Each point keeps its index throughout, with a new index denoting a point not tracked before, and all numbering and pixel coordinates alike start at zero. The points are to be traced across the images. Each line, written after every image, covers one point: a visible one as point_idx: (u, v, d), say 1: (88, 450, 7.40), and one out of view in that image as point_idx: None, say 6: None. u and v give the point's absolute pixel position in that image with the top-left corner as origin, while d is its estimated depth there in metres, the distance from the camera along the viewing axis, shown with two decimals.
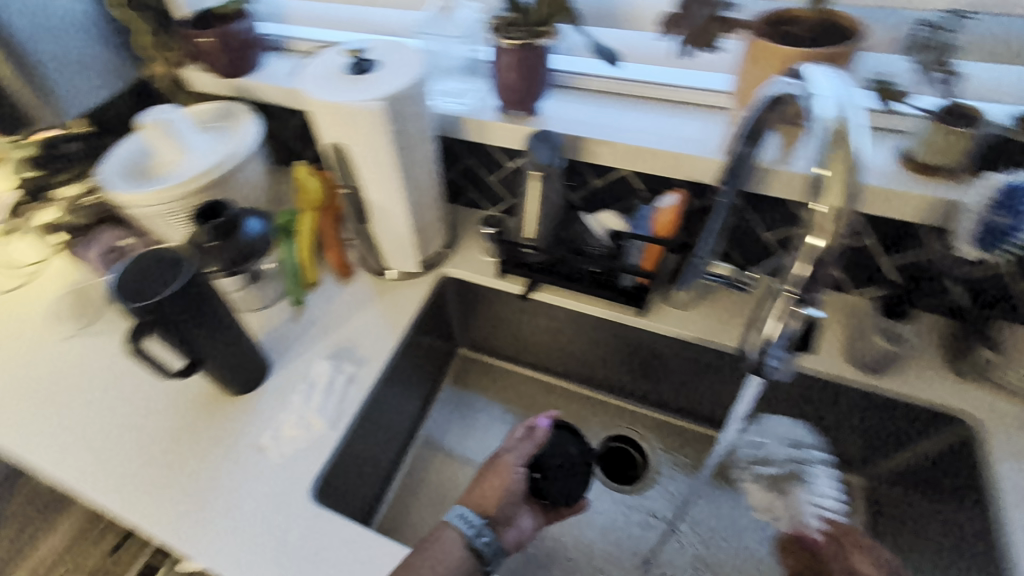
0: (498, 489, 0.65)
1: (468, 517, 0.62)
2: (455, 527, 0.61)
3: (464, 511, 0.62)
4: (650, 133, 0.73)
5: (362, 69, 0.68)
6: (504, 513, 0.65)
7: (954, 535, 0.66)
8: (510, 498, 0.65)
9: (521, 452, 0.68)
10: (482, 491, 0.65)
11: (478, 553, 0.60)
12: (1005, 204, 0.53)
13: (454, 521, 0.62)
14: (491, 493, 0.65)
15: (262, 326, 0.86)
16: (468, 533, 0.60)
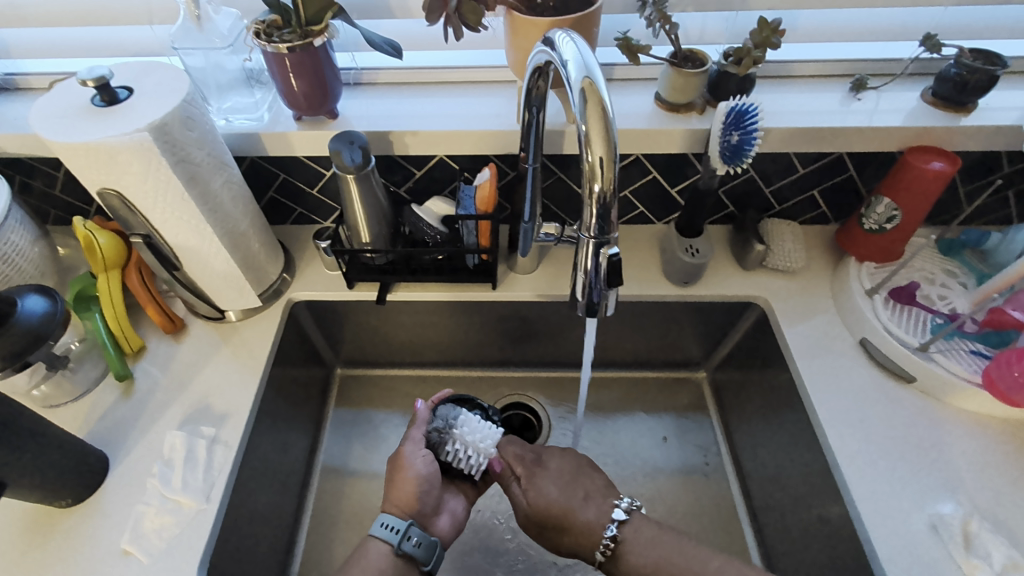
0: (409, 488, 0.67)
1: (388, 524, 0.65)
2: (378, 537, 0.65)
3: (384, 520, 0.65)
4: (451, 115, 0.75)
5: (111, 96, 0.58)
6: (425, 508, 0.68)
7: (774, 393, 0.82)
8: (425, 489, 0.68)
9: (417, 440, 0.70)
10: (397, 493, 0.68)
11: (407, 556, 0.64)
12: (733, 126, 0.66)
13: (377, 532, 0.65)
14: (404, 496, 0.67)
15: (83, 416, 0.73)
16: (393, 540, 0.64)
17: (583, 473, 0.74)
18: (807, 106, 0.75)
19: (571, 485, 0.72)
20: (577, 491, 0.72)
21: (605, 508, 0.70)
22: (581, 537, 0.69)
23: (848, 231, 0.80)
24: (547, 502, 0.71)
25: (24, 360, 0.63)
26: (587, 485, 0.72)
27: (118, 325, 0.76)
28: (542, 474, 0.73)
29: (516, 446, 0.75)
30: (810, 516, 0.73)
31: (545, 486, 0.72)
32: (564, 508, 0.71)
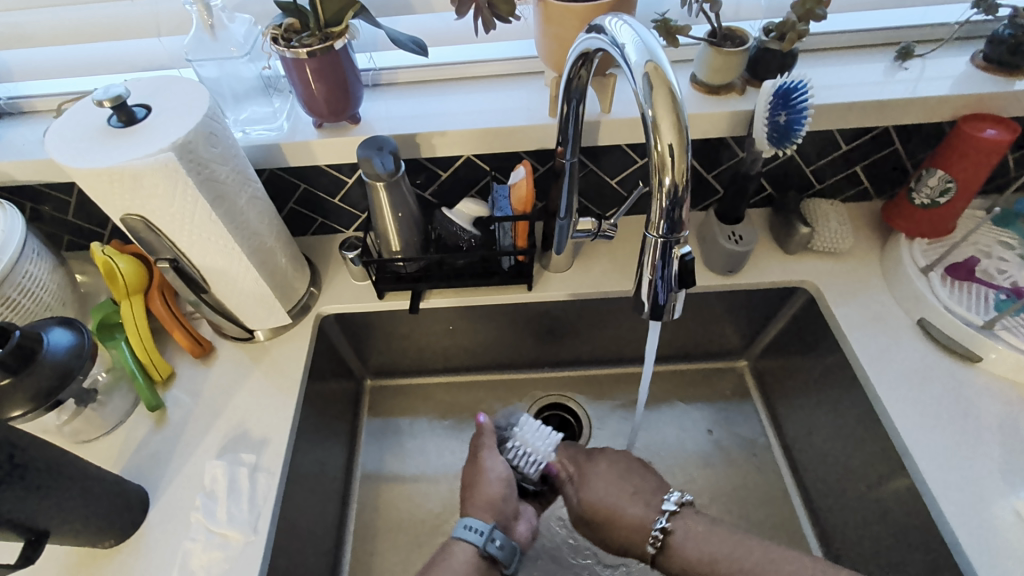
0: (492, 488, 0.68)
1: (475, 526, 0.64)
2: (463, 539, 0.63)
3: (468, 521, 0.64)
4: (479, 112, 0.72)
5: (129, 115, 0.55)
6: (508, 511, 0.68)
7: (827, 379, 0.79)
8: (507, 489, 0.69)
9: (493, 444, 0.72)
10: (479, 495, 0.68)
11: (492, 558, 0.63)
12: (781, 106, 0.63)
13: (462, 534, 0.64)
14: (486, 499, 0.67)
15: (117, 451, 0.70)
16: (480, 541, 0.62)
17: (634, 473, 0.72)
18: (852, 79, 0.72)
19: (619, 483, 0.71)
20: (627, 488, 0.71)
21: (655, 504, 0.69)
22: (631, 533, 0.68)
23: (896, 207, 0.77)
24: (597, 501, 0.70)
25: (55, 400, 0.59)
26: (637, 482, 0.71)
27: (146, 352, 0.73)
28: (593, 473, 0.72)
29: (571, 448, 0.75)
30: (878, 505, 0.71)
31: (595, 482, 0.71)
32: (615, 508, 0.69)
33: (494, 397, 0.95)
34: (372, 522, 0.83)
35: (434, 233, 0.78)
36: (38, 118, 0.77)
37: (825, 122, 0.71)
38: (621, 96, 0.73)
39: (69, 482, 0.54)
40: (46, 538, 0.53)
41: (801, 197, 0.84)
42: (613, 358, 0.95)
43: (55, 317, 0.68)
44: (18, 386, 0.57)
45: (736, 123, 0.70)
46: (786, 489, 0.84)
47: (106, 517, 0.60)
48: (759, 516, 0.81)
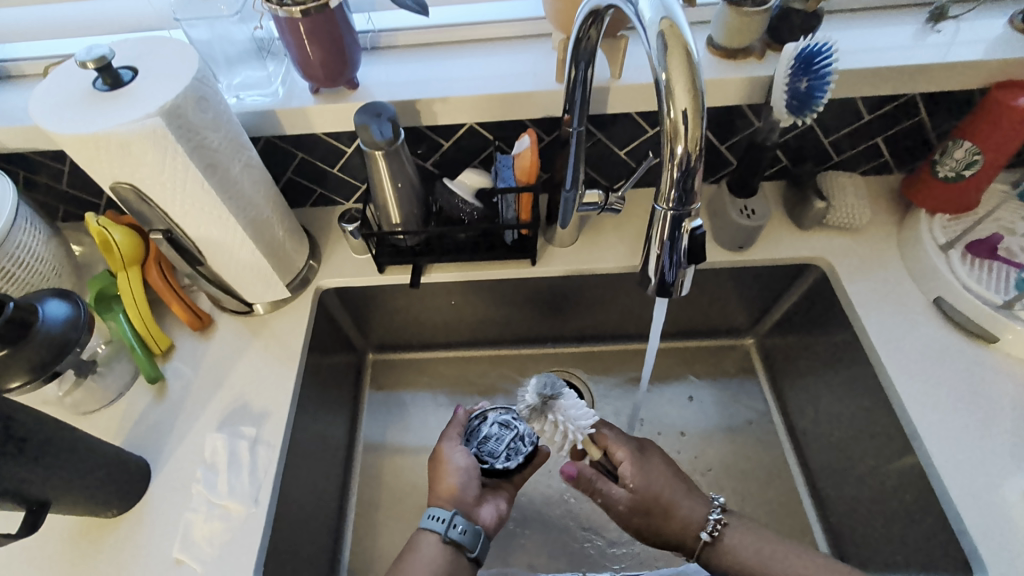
0: (450, 475, 0.66)
1: (437, 514, 0.62)
2: (427, 528, 0.62)
3: (431, 510, 0.62)
4: (482, 76, 0.69)
5: (115, 78, 0.53)
6: (469, 496, 0.65)
7: (836, 357, 0.77)
8: (466, 476, 0.66)
9: (455, 437, 0.70)
10: (438, 483, 0.66)
11: (456, 544, 0.61)
12: (802, 71, 0.60)
13: (427, 524, 0.62)
14: (448, 486, 0.65)
15: (117, 423, 0.70)
16: (441, 528, 0.61)
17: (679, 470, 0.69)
18: (878, 42, 0.68)
19: (675, 477, 0.67)
20: (680, 482, 0.67)
21: (705, 503, 0.66)
22: (686, 528, 0.64)
23: (919, 181, 0.74)
24: (654, 491, 0.65)
25: (53, 370, 0.59)
26: (686, 478, 0.68)
27: (144, 325, 0.73)
28: (650, 463, 0.67)
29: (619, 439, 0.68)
30: (882, 485, 0.70)
31: (652, 475, 0.66)
32: (672, 500, 0.65)
33: (496, 372, 0.94)
34: (373, 494, 0.84)
35: (435, 205, 0.76)
36: (27, 81, 0.74)
37: (847, 89, 0.67)
38: (633, 61, 0.69)
39: (67, 453, 0.54)
40: (47, 507, 0.54)
41: (818, 169, 0.81)
42: (617, 335, 0.94)
43: (50, 289, 0.67)
44: (15, 357, 0.57)
45: (755, 90, 0.66)
46: (789, 466, 0.83)
47: (107, 486, 0.60)
48: (761, 493, 0.81)
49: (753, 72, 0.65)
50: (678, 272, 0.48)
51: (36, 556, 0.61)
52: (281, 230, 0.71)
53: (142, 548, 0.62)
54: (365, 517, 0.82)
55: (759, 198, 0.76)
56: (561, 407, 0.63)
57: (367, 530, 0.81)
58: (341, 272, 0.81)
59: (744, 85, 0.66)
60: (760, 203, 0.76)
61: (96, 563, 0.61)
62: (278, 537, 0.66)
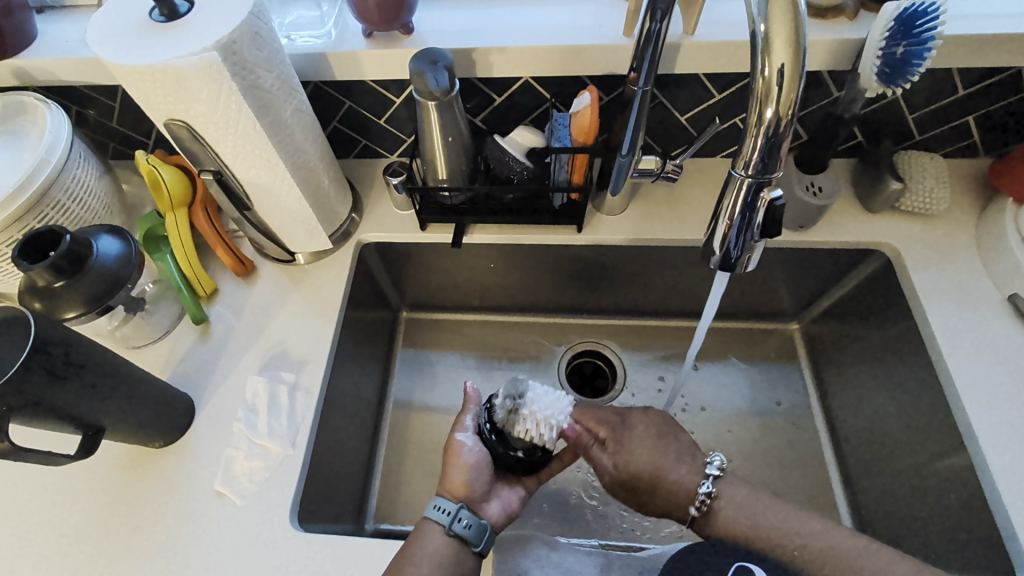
0: (458, 471, 0.62)
1: (443, 506, 0.59)
2: (431, 519, 0.59)
3: (437, 502, 0.59)
4: (544, 27, 0.65)
5: (171, 8, 0.51)
6: (477, 491, 0.62)
7: (890, 349, 0.73)
8: (476, 472, 0.62)
9: (464, 423, 0.65)
10: (447, 476, 0.62)
11: (461, 538, 0.58)
12: (901, 34, 0.54)
13: (430, 514, 0.59)
14: (455, 477, 0.62)
15: (164, 359, 0.72)
16: (445, 521, 0.58)
17: (669, 434, 0.66)
18: (987, 8, 0.61)
19: (661, 444, 0.65)
20: (668, 450, 0.64)
21: (697, 466, 0.63)
22: (674, 498, 0.62)
23: (1013, 166, 0.68)
24: (637, 465, 0.63)
25: (105, 304, 0.60)
26: (676, 444, 0.65)
27: (190, 267, 0.74)
28: (632, 436, 0.65)
29: (599, 411, 0.67)
30: (925, 484, 0.68)
31: (635, 448, 0.64)
32: (658, 472, 0.63)
33: (528, 339, 0.93)
34: (402, 448, 0.85)
35: (483, 164, 0.73)
36: (80, 13, 0.73)
37: (947, 58, 0.60)
38: (708, 17, 0.64)
39: (120, 383, 0.56)
40: (102, 433, 0.56)
41: (895, 148, 0.75)
42: (656, 311, 0.91)
43: (103, 225, 0.67)
44: (71, 288, 0.58)
45: (842, 55, 0.61)
46: (824, 457, 0.81)
47: (157, 417, 0.62)
48: (792, 481, 0.79)
49: (845, 36, 0.59)
50: (748, 248, 0.45)
51: (88, 477, 0.65)
52: (327, 181, 0.70)
53: (186, 478, 0.64)
54: (393, 469, 0.84)
55: (827, 175, 0.71)
56: (533, 401, 0.60)
57: (393, 481, 0.83)
58: (383, 228, 0.80)
59: (830, 49, 0.60)
60: (826, 180, 0.71)
61: (145, 488, 0.64)
62: (313, 481, 0.68)
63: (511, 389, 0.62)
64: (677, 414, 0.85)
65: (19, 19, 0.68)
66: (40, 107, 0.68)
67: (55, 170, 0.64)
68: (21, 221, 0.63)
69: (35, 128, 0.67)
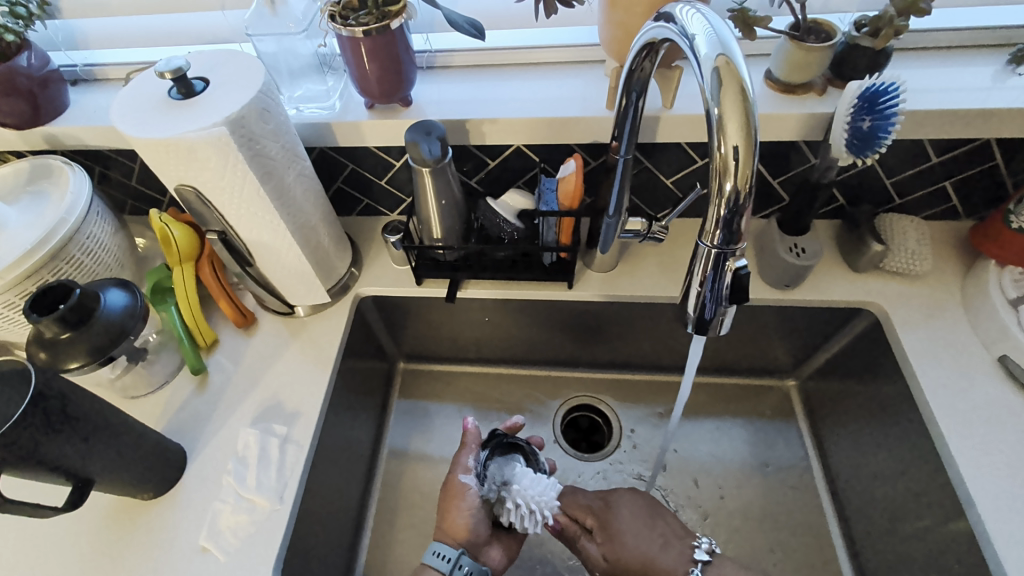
0: (460, 514, 0.64)
1: (441, 552, 0.62)
2: (429, 565, 0.62)
3: (436, 547, 0.62)
4: (534, 100, 0.69)
5: (188, 88, 0.56)
6: (478, 537, 0.65)
7: (885, 409, 0.72)
8: (477, 517, 0.65)
9: (466, 464, 0.67)
10: (449, 520, 0.64)
11: None
12: (865, 110, 0.57)
13: (429, 560, 0.62)
14: (453, 522, 0.64)
15: (160, 410, 0.73)
16: (445, 569, 0.61)
17: (656, 515, 0.72)
18: (950, 84, 0.65)
19: (647, 530, 0.71)
20: (655, 537, 0.70)
21: (686, 552, 0.68)
22: None
23: (990, 229, 0.69)
24: (624, 554, 0.70)
25: (108, 356, 0.62)
26: (663, 527, 0.71)
27: (193, 319, 0.76)
28: (616, 522, 0.72)
29: (580, 497, 0.74)
30: (928, 553, 0.65)
31: (623, 536, 0.71)
32: (647, 558, 0.69)
33: (523, 392, 0.93)
34: (392, 503, 0.84)
35: (477, 222, 0.76)
36: (110, 85, 0.80)
37: (915, 129, 0.64)
38: (684, 90, 0.68)
39: (113, 436, 0.57)
40: (91, 485, 0.57)
41: (877, 210, 0.77)
42: (650, 365, 0.92)
43: (113, 279, 0.70)
44: (76, 340, 0.61)
45: (814, 126, 0.64)
46: (826, 521, 0.78)
47: (148, 469, 0.63)
48: (791, 546, 0.77)
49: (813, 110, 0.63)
50: (722, 312, 0.46)
51: (77, 531, 0.65)
52: (327, 240, 0.74)
53: (172, 531, 0.64)
54: (382, 524, 0.82)
55: (810, 236, 0.73)
56: (520, 491, 0.64)
57: (382, 537, 0.81)
58: (380, 282, 0.82)
59: (801, 121, 0.64)
60: (810, 241, 0.73)
61: (129, 543, 0.63)
62: (299, 538, 0.67)
63: (497, 475, 0.67)
64: (671, 472, 0.83)
65: (55, 91, 0.74)
66: (68, 170, 0.73)
67: (73, 228, 0.69)
68: (35, 275, 0.66)
69: (61, 189, 0.72)
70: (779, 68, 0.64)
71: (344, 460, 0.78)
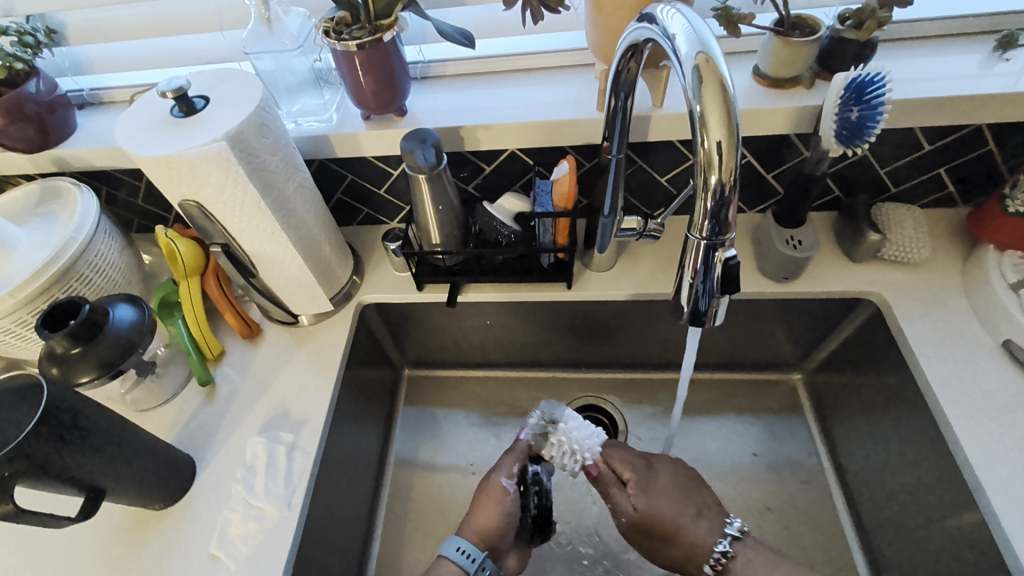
0: (494, 516, 0.65)
1: (466, 550, 0.63)
2: (451, 560, 0.63)
3: (462, 546, 0.64)
4: (526, 105, 0.71)
5: (189, 106, 0.58)
6: (503, 538, 0.67)
7: (890, 400, 0.72)
8: (508, 522, 0.66)
9: (510, 471, 0.68)
10: (480, 521, 0.65)
11: None
12: (853, 100, 0.58)
13: (451, 555, 0.63)
14: (483, 523, 0.65)
15: (169, 422, 0.74)
16: (469, 568, 0.62)
17: (694, 489, 0.70)
18: (938, 72, 0.65)
19: (684, 499, 0.68)
20: (689, 507, 0.68)
21: (717, 526, 0.68)
22: (689, 551, 0.67)
23: (987, 215, 0.69)
24: (653, 512, 0.67)
25: (117, 369, 0.64)
26: (700, 501, 0.69)
27: (200, 331, 0.78)
28: (654, 482, 0.68)
29: (624, 451, 0.69)
30: (941, 544, 0.64)
31: (659, 496, 0.68)
32: (676, 525, 0.67)
33: (528, 395, 0.94)
34: (402, 509, 0.85)
35: (474, 227, 0.77)
36: (114, 108, 0.82)
37: (904, 118, 0.64)
38: (673, 90, 0.69)
39: (123, 447, 0.58)
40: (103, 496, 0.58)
41: (873, 201, 0.77)
42: (654, 364, 0.92)
43: (121, 295, 0.72)
44: (87, 355, 0.62)
45: (803, 119, 0.65)
46: (838, 516, 0.78)
47: (158, 481, 0.64)
48: (803, 542, 0.76)
49: (803, 104, 0.64)
50: (717, 302, 0.47)
51: (91, 543, 0.66)
52: (329, 250, 0.75)
53: (183, 541, 0.65)
54: (392, 531, 0.83)
55: (807, 228, 0.73)
56: (572, 430, 0.65)
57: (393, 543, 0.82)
58: (381, 289, 0.83)
59: (788, 114, 0.65)
60: (808, 232, 0.73)
61: (140, 554, 0.64)
62: (308, 544, 0.67)
63: (547, 412, 0.66)
64: None
65: (62, 115, 0.76)
66: (75, 190, 0.75)
67: (81, 246, 0.70)
68: (46, 292, 0.68)
69: (70, 208, 0.75)
70: (765, 64, 0.65)
71: (351, 468, 0.79)
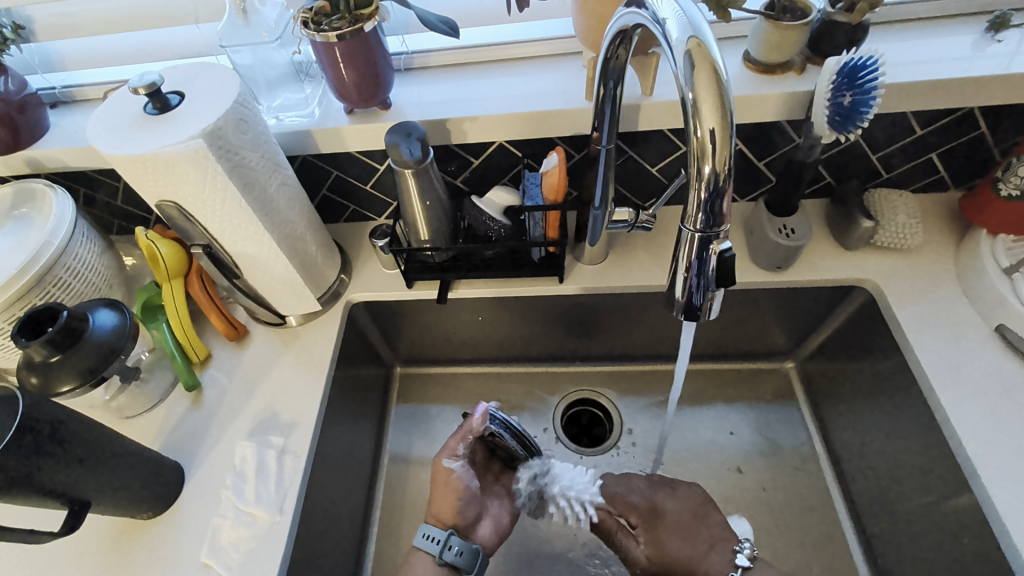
0: (449, 498, 0.66)
1: (431, 535, 0.64)
2: (421, 549, 0.63)
3: (426, 530, 0.64)
4: (513, 96, 0.69)
5: (163, 103, 0.56)
6: (468, 514, 0.67)
7: (885, 386, 0.72)
8: (465, 499, 0.66)
9: (454, 450, 0.67)
10: (438, 503, 0.66)
11: (452, 565, 0.63)
12: (845, 85, 0.57)
13: (420, 544, 0.64)
14: (443, 503, 0.66)
15: (156, 429, 0.72)
16: (435, 550, 0.63)
17: (700, 524, 0.72)
18: (929, 55, 0.64)
19: (693, 537, 0.71)
20: (700, 543, 0.71)
21: (728, 555, 0.69)
22: None
23: (979, 200, 0.69)
24: (668, 555, 0.72)
25: (99, 377, 0.62)
26: (707, 533, 0.71)
27: (184, 335, 0.76)
28: (663, 523, 0.72)
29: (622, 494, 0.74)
30: (935, 528, 0.65)
31: (668, 538, 0.72)
32: (691, 563, 0.71)
33: (522, 390, 0.93)
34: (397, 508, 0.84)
35: (463, 221, 0.76)
36: (88, 106, 0.80)
37: (897, 102, 0.63)
38: (662, 77, 0.68)
39: (107, 457, 0.57)
40: (87, 508, 0.56)
41: (865, 186, 0.77)
42: (648, 355, 0.91)
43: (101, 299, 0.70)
44: (66, 363, 0.60)
45: (794, 105, 0.64)
46: (833, 502, 0.78)
47: (144, 489, 0.62)
48: (799, 529, 0.76)
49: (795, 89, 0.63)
50: (711, 297, 0.46)
51: (80, 553, 0.64)
52: (314, 249, 0.73)
53: (174, 549, 0.64)
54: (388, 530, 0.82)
55: (799, 216, 0.72)
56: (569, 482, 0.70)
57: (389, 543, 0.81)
58: (370, 287, 0.82)
59: (780, 100, 0.63)
60: (801, 220, 0.72)
61: (131, 564, 0.63)
62: (302, 548, 0.66)
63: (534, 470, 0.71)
64: (676, 462, 0.83)
65: (33, 115, 0.74)
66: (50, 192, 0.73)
67: (58, 250, 0.68)
68: (22, 299, 0.66)
69: (44, 211, 0.72)
70: (756, 49, 0.64)
71: (345, 468, 0.78)
